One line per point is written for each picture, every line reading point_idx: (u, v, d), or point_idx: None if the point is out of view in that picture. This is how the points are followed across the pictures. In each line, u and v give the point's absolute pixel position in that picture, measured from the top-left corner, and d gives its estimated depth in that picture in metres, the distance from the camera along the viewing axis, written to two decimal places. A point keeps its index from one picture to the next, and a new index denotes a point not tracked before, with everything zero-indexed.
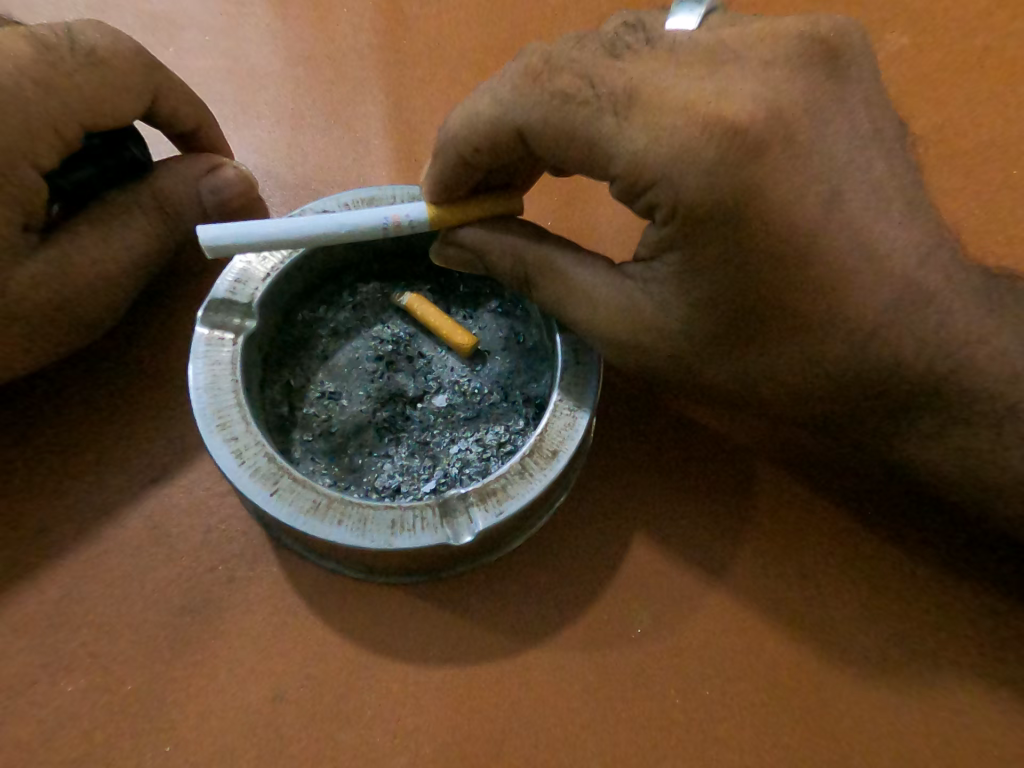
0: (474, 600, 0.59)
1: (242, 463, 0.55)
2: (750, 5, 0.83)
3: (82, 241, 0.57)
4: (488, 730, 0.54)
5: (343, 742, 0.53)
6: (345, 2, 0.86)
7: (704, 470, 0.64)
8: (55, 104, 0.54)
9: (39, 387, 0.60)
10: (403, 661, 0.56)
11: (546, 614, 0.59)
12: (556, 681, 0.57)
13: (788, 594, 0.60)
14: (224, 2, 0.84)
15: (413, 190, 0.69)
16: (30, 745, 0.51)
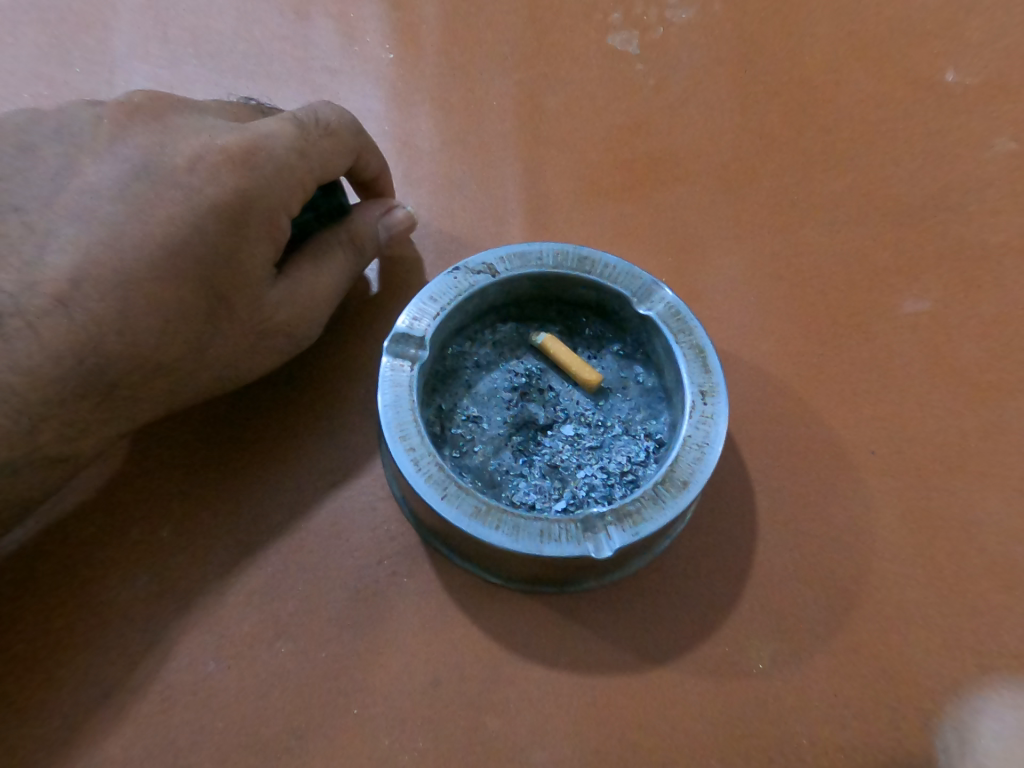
0: (604, 614, 0.65)
1: (419, 469, 0.64)
2: (842, 108, 0.95)
3: (308, 274, 0.70)
4: (619, 736, 0.60)
5: (492, 730, 0.60)
6: (491, 87, 1.01)
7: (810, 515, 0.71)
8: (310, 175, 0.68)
9: (248, 396, 0.71)
10: (543, 664, 0.62)
11: (670, 634, 0.65)
12: (680, 697, 0.62)
13: (888, 637, 0.66)
14: (392, 91, 1.00)
15: (557, 247, 0.80)
16: (239, 700, 0.60)
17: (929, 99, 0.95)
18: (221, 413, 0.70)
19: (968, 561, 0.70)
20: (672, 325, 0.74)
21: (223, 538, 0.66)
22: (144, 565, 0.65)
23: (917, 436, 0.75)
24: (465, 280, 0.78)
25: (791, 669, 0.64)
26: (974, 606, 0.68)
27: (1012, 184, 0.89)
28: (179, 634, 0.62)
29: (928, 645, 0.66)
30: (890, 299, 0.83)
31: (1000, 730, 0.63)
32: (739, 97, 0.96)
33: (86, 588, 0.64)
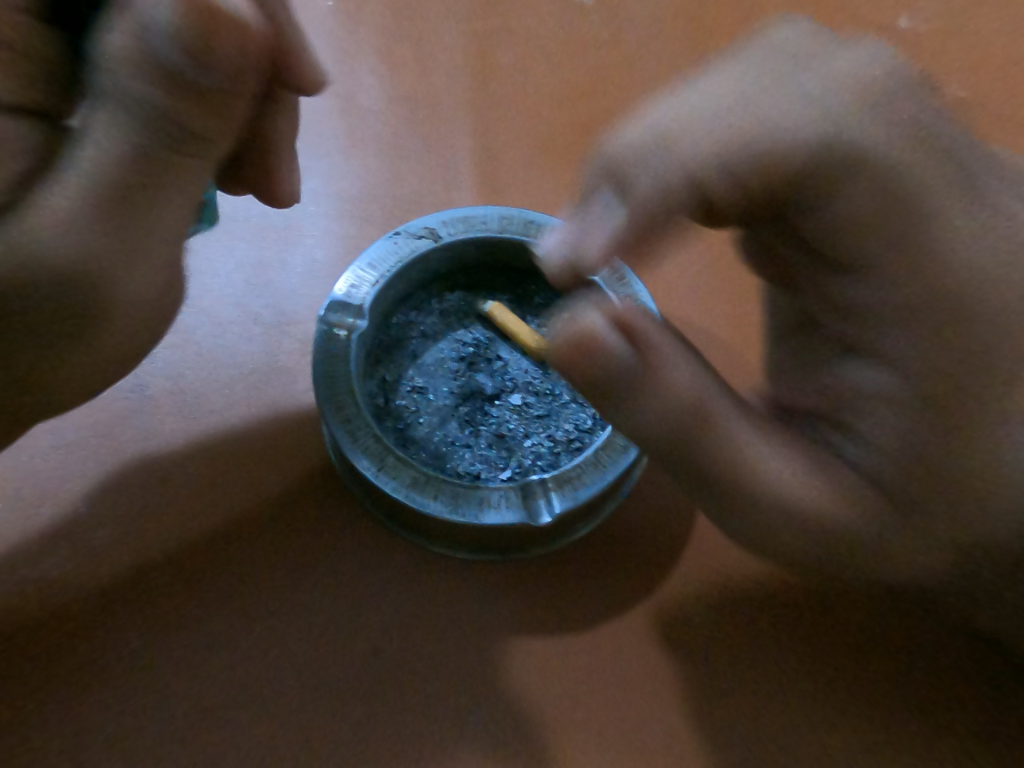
0: (540, 578, 0.67)
1: (354, 441, 0.63)
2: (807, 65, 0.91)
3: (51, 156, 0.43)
4: (549, 694, 0.63)
5: (428, 691, 0.63)
6: (442, 44, 0.96)
7: None
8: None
9: (194, 379, 0.74)
10: (478, 628, 0.65)
11: (604, 597, 0.67)
12: (610, 658, 0.65)
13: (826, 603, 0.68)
14: (338, 49, 0.94)
15: (502, 210, 0.77)
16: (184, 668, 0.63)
17: (888, 49, 0.92)
18: (169, 393, 0.73)
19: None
20: (617, 289, 0.73)
21: (177, 509, 0.68)
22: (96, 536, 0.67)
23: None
24: (405, 246, 0.75)
25: (727, 622, 0.66)
26: None
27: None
28: (129, 601, 0.65)
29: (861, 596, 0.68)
30: None
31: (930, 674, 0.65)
32: (692, 50, 0.93)
33: (37, 560, 0.66)
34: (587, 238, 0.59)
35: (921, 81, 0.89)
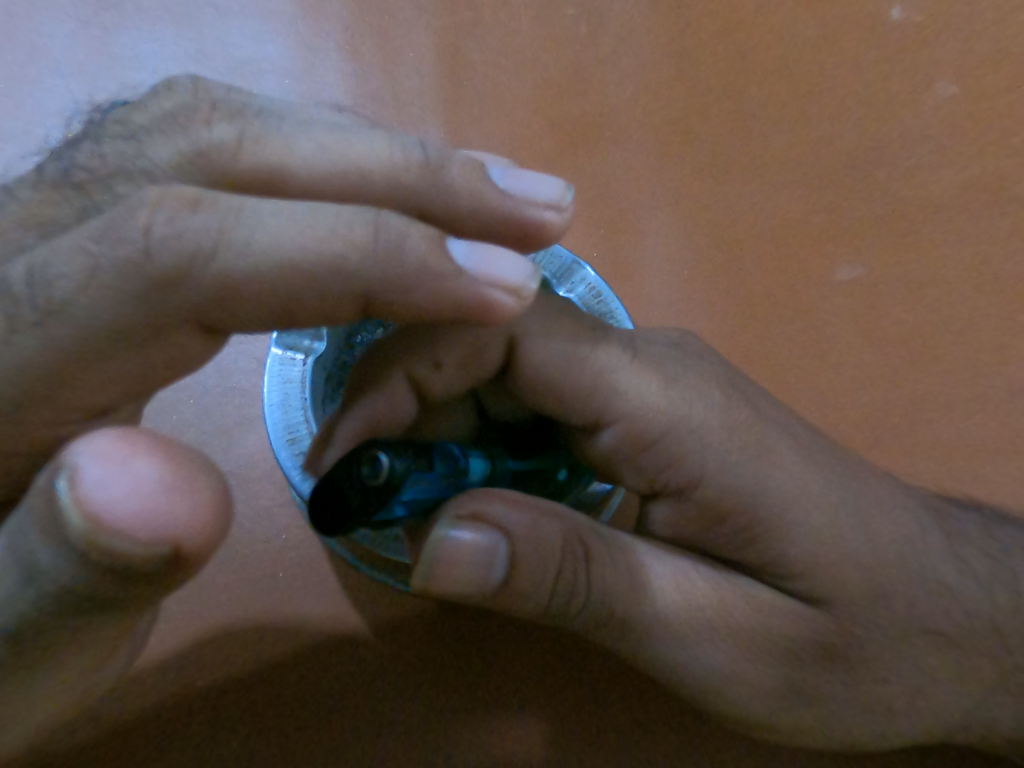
0: (502, 618, 0.65)
1: (308, 478, 0.59)
2: (805, 51, 0.84)
3: None
4: (507, 741, 0.62)
5: (382, 742, 0.61)
6: (408, 30, 0.87)
7: None
8: (171, 245, 0.41)
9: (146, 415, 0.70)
10: (435, 675, 0.63)
11: (570, 638, 0.65)
12: (572, 703, 0.63)
13: None
14: (297, 41, 0.85)
15: None
16: (127, 725, 0.61)
17: (881, 41, 0.83)
18: None
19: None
20: (594, 307, 0.67)
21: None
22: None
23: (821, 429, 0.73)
24: None
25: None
26: None
27: (966, 135, 0.80)
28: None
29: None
30: (826, 267, 0.77)
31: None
32: (677, 47, 0.85)
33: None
34: (469, 537, 0.48)
35: (926, 65, 0.82)
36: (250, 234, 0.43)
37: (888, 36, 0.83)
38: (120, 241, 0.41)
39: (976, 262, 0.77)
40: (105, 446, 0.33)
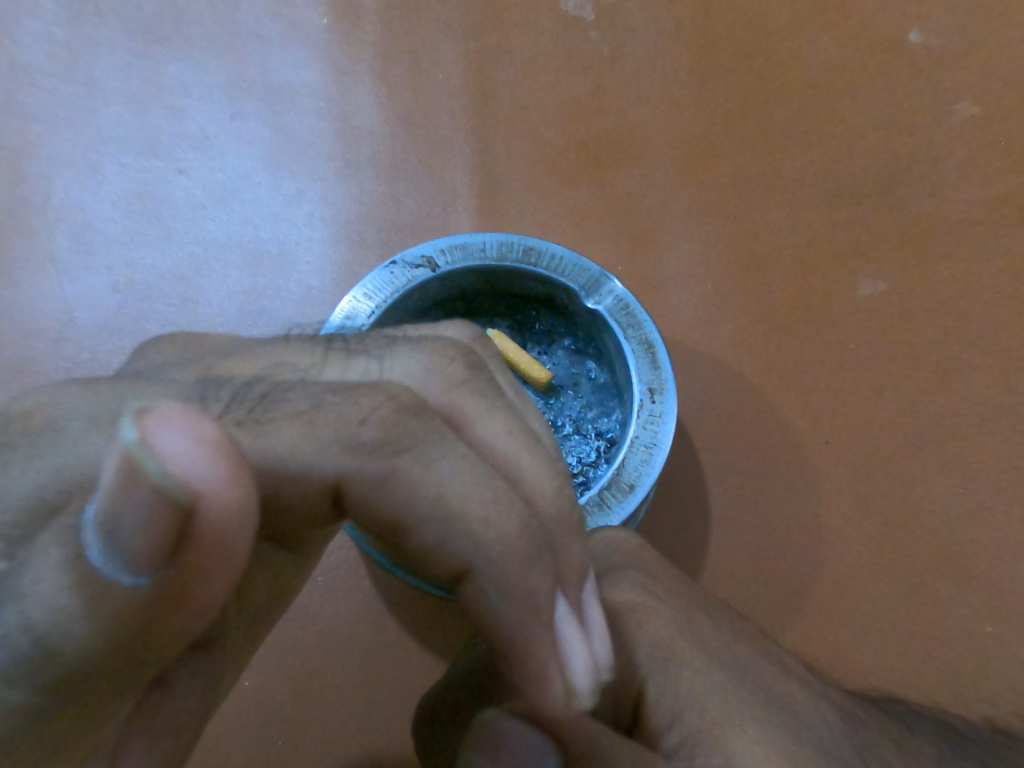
0: None
1: None
2: (819, 77, 0.88)
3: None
4: None
5: None
6: (438, 56, 0.91)
7: (756, 519, 0.71)
8: (377, 497, 0.41)
9: None
10: None
11: None
12: None
13: (823, 642, 0.67)
14: (334, 69, 0.90)
15: (501, 236, 0.72)
16: None
17: (892, 68, 0.88)
18: None
19: (913, 549, 0.70)
20: (621, 319, 0.68)
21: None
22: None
23: (844, 438, 0.74)
24: (402, 276, 0.70)
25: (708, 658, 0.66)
26: (919, 591, 0.69)
27: (978, 156, 0.84)
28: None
29: (866, 634, 0.67)
30: (848, 281, 0.79)
31: (920, 697, 0.66)
32: (699, 69, 0.89)
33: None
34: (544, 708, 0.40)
35: (936, 90, 0.87)
36: (420, 476, 0.41)
37: (897, 63, 0.88)
38: (311, 357, 0.47)
39: (995, 276, 0.79)
40: (172, 414, 0.27)
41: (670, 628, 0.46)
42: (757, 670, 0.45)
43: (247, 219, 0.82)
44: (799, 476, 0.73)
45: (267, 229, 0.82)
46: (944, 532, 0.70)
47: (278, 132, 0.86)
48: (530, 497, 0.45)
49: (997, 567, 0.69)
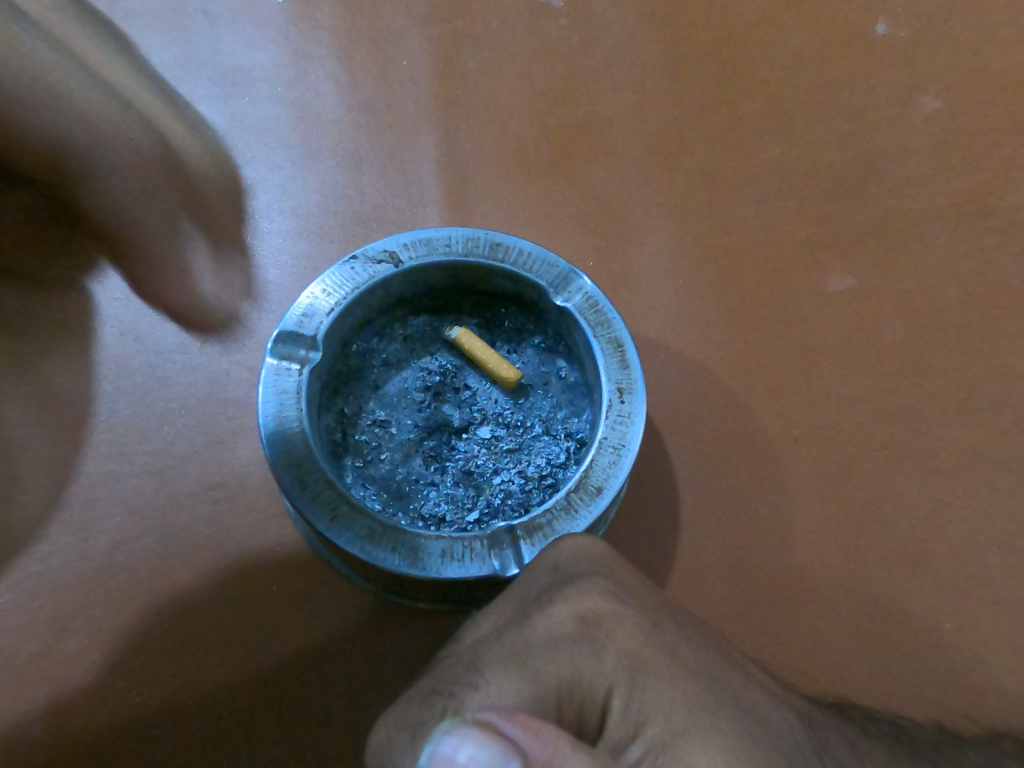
0: None
1: (304, 490, 0.57)
2: (791, 70, 0.87)
3: None
4: None
5: None
6: (403, 41, 0.87)
7: (727, 517, 0.70)
8: None
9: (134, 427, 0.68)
10: None
11: None
12: None
13: (793, 640, 0.67)
14: (293, 52, 0.86)
15: (467, 230, 0.70)
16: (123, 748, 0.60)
17: (863, 62, 0.87)
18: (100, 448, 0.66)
19: (879, 546, 0.70)
20: (589, 317, 0.67)
21: (111, 554, 0.64)
22: (30, 588, 0.63)
23: (814, 436, 0.74)
24: (363, 271, 0.67)
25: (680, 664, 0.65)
26: (886, 588, 0.69)
27: (945, 152, 0.84)
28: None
29: (833, 632, 0.67)
30: (817, 278, 0.79)
31: (885, 692, 0.66)
32: (669, 59, 0.87)
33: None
34: (513, 722, 0.33)
35: (906, 86, 0.86)
36: None
37: (867, 57, 0.87)
38: None
39: (962, 273, 0.80)
40: None
41: (637, 634, 0.41)
42: (723, 674, 0.43)
43: (199, 209, 0.77)
44: (770, 474, 0.72)
45: (220, 221, 0.77)
46: (910, 528, 0.71)
47: (232, 118, 0.82)
48: None
49: (961, 563, 0.70)
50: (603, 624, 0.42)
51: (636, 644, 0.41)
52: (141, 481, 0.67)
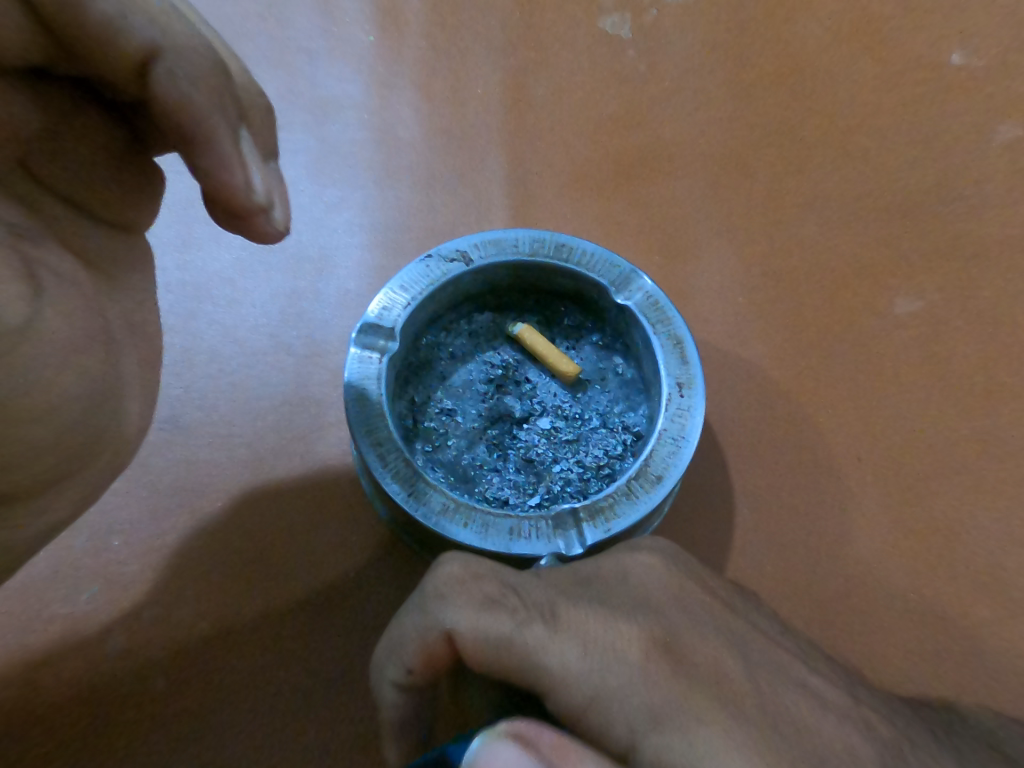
0: None
1: (385, 465, 0.61)
2: (849, 100, 0.89)
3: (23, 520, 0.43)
4: None
5: None
6: (477, 74, 0.95)
7: (781, 535, 0.71)
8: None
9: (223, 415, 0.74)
10: None
11: None
12: None
13: (858, 660, 0.66)
14: (377, 83, 0.94)
15: (534, 232, 0.75)
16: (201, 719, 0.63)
17: (926, 90, 0.88)
18: (191, 434, 0.72)
19: (942, 570, 0.69)
20: (650, 314, 0.70)
21: (198, 532, 0.67)
22: (123, 563, 0.66)
23: (873, 455, 0.73)
24: (438, 270, 0.73)
25: None
26: (953, 612, 0.68)
27: (1016, 179, 0.84)
28: (141, 627, 0.63)
29: (897, 656, 0.66)
30: (882, 300, 0.79)
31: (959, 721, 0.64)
32: (734, 87, 0.90)
33: (57, 591, 0.64)
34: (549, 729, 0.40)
35: (972, 112, 0.87)
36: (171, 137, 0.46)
37: (930, 86, 0.89)
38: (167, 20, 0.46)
39: None
40: None
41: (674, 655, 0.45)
42: (772, 696, 0.45)
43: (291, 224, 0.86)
44: (825, 491, 0.72)
45: (310, 233, 0.85)
46: (977, 553, 0.70)
47: (321, 142, 0.91)
48: (219, 162, 0.47)
49: None
50: (648, 643, 0.45)
51: (676, 666, 0.44)
52: (232, 466, 0.70)
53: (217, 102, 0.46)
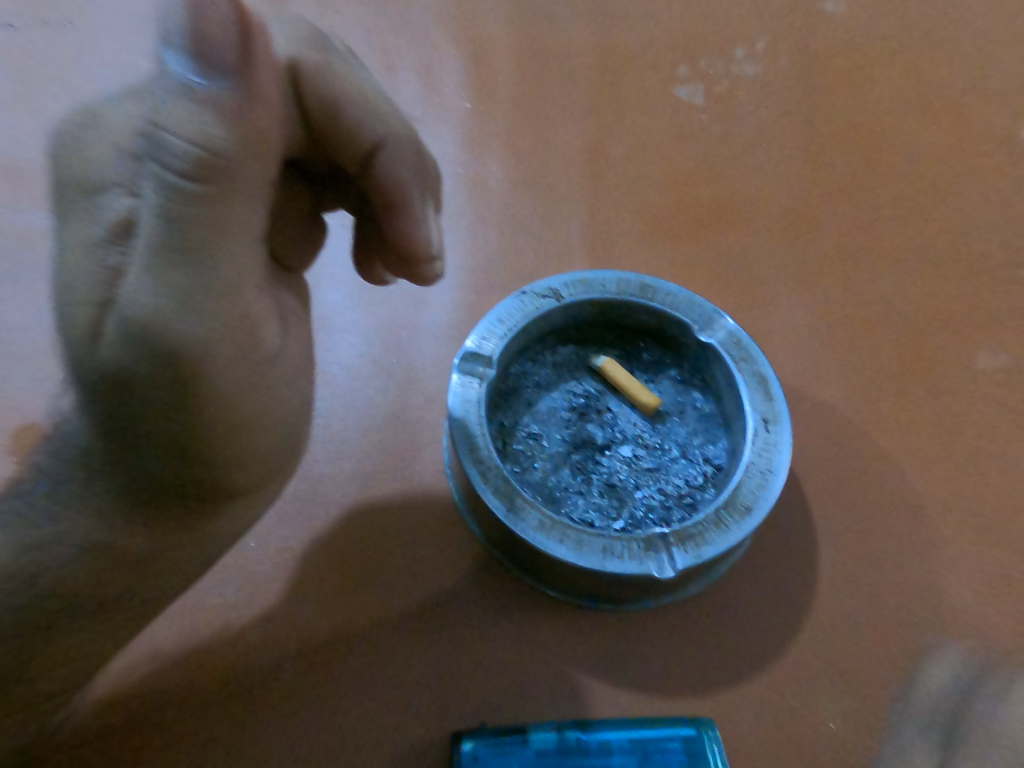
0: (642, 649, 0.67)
1: (486, 482, 0.66)
2: (911, 162, 0.95)
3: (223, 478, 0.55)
4: None
5: None
6: (561, 134, 1.05)
7: (865, 575, 0.71)
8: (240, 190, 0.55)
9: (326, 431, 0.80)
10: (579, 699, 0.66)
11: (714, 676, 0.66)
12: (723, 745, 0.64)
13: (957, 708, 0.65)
14: (470, 140, 1.06)
15: (620, 274, 0.81)
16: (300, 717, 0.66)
17: (989, 156, 0.94)
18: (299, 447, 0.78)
19: None
20: (733, 352, 0.74)
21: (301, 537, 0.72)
22: (232, 562, 0.71)
23: (956, 500, 0.74)
24: (532, 305, 0.79)
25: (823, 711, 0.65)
26: None
27: None
28: (250, 632, 0.67)
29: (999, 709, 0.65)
30: (959, 351, 0.82)
31: None
32: (802, 150, 0.98)
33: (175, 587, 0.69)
34: None
35: None
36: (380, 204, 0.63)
37: (993, 152, 0.94)
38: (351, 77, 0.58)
39: None
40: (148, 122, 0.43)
41: None
42: None
43: None
44: (909, 535, 0.73)
45: None
46: None
47: None
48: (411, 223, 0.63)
49: None
50: None
51: None
52: (333, 476, 0.76)
53: (421, 182, 0.63)
